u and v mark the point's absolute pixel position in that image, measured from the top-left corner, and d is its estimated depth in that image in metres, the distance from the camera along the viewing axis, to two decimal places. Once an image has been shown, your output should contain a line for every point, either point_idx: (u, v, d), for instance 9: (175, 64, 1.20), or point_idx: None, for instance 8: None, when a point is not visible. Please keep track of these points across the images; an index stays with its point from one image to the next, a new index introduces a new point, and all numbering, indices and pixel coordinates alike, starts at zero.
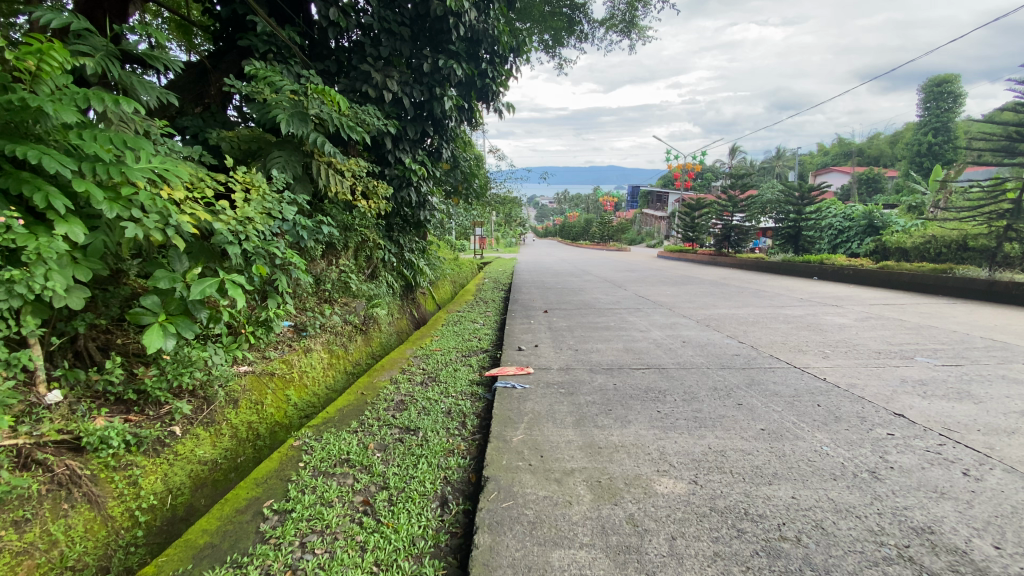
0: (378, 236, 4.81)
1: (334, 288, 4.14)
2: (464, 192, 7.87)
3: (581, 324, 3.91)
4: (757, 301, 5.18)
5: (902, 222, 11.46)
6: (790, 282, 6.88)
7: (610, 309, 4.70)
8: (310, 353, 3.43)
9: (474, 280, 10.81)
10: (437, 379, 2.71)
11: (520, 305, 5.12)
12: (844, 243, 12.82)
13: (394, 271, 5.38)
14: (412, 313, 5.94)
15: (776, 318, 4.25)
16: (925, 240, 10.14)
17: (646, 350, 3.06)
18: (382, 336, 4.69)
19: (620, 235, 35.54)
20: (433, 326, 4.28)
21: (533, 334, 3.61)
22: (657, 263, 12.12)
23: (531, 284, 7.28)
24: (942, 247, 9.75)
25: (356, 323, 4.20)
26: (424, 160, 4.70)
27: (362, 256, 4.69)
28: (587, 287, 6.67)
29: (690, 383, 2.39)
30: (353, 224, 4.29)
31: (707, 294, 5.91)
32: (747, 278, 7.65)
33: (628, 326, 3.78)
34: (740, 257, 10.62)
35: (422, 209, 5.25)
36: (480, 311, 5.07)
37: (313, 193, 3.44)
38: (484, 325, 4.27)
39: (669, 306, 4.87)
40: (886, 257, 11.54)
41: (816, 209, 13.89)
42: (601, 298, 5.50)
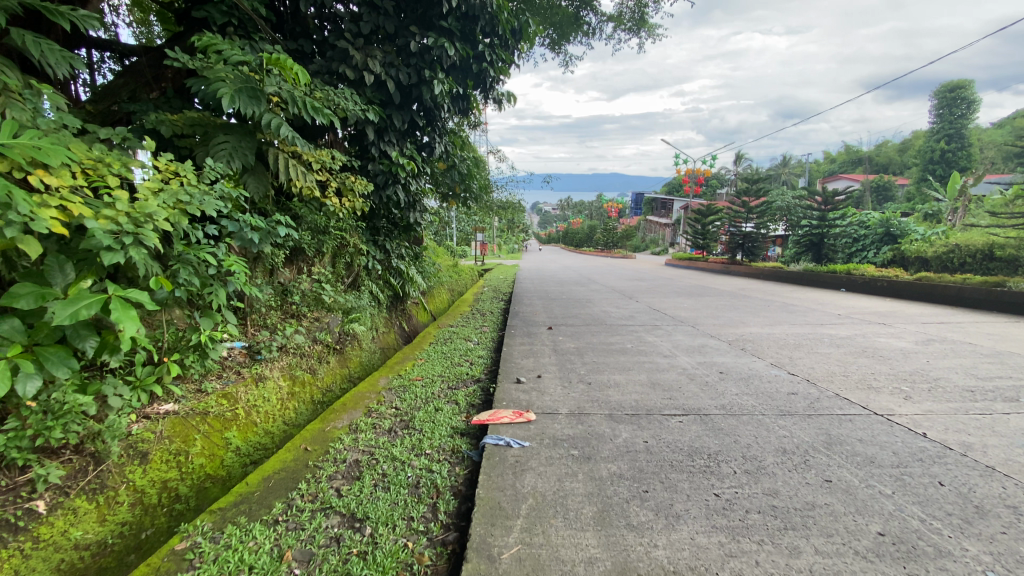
0: (359, 240, 4.22)
1: (304, 301, 3.57)
2: (461, 194, 7.25)
3: (592, 347, 3.29)
4: (791, 318, 4.54)
5: (921, 230, 10.80)
6: (819, 295, 6.23)
7: (624, 326, 4.08)
8: (264, 381, 2.83)
9: (473, 289, 10.15)
10: (410, 427, 2.08)
11: (521, 320, 4.49)
12: (863, 252, 12.15)
13: (380, 279, 4.78)
14: (401, 327, 5.34)
15: (821, 340, 3.61)
16: (948, 249, 9.49)
17: (678, 385, 2.45)
18: (362, 355, 4.08)
19: (623, 242, 34.91)
20: (418, 346, 3.67)
21: (535, 360, 2.99)
22: (667, 271, 11.46)
23: (535, 295, 6.66)
24: (966, 257, 9.10)
25: (329, 341, 3.60)
26: (413, 155, 4.10)
27: (341, 262, 4.11)
28: (596, 299, 6.03)
29: (747, 440, 1.78)
30: (327, 227, 3.69)
31: (731, 308, 5.28)
32: (768, 289, 6.99)
33: (650, 351, 3.16)
34: (755, 266, 9.96)
35: (412, 211, 4.64)
36: (476, 326, 4.48)
37: (268, 188, 2.82)
38: (478, 344, 3.68)
39: (691, 324, 4.24)
40: (905, 266, 10.87)
41: (831, 217, 13.23)
42: (613, 312, 4.89)
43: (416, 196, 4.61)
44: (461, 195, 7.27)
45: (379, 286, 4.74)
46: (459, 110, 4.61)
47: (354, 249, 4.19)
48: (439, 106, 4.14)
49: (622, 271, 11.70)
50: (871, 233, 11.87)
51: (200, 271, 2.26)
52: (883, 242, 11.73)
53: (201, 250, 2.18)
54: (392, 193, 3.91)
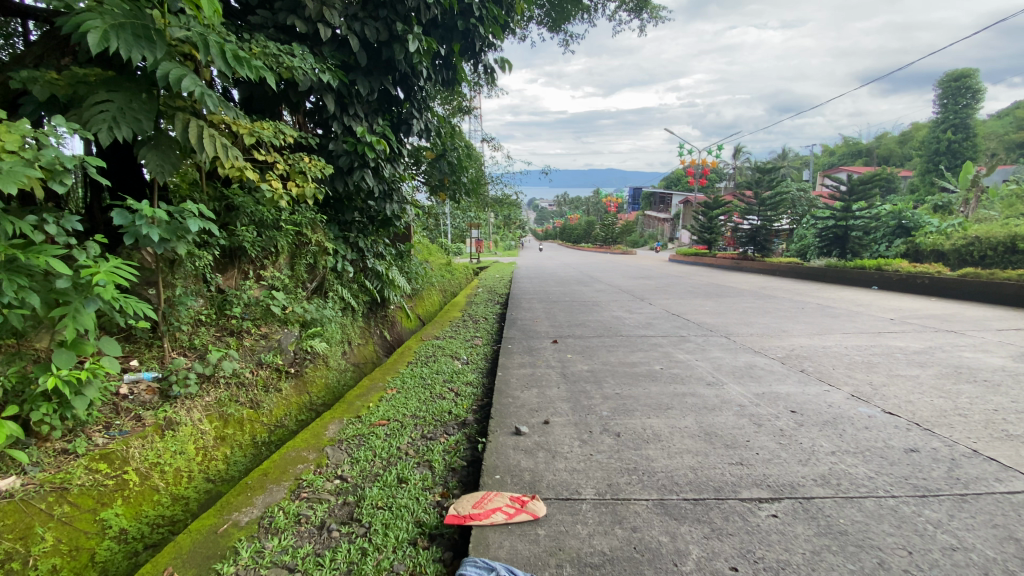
0: (323, 238, 3.50)
1: (249, 315, 2.87)
2: (451, 186, 6.49)
3: (611, 369, 2.56)
4: (840, 325, 3.81)
5: (936, 222, 10.12)
6: (855, 295, 5.49)
7: (645, 337, 3.34)
8: (178, 429, 2.12)
9: (467, 289, 9.38)
10: (355, 518, 1.38)
11: (519, 330, 3.75)
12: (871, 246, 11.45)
13: (353, 283, 4.04)
14: (381, 338, 4.62)
15: (894, 355, 2.89)
16: (967, 242, 8.81)
17: (745, 435, 1.73)
18: (329, 376, 3.37)
19: (623, 237, 34.27)
20: (393, 365, 2.95)
21: (541, 390, 2.26)
22: (674, 268, 10.72)
23: (534, 296, 5.92)
24: (988, 250, 8.41)
25: (283, 363, 2.89)
26: (387, 131, 3.36)
27: (302, 264, 3.39)
28: (604, 302, 5.30)
29: (901, 564, 1.07)
30: (275, 222, 2.96)
31: (761, 311, 4.55)
32: (792, 288, 6.26)
33: (688, 376, 2.43)
34: (770, 261, 9.19)
35: (390, 203, 3.88)
36: (468, 337, 3.78)
37: (173, 169, 2.08)
38: (469, 364, 2.97)
39: (725, 333, 3.52)
40: (920, 261, 10.18)
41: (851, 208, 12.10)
42: (626, 319, 4.15)
43: (394, 185, 3.87)
44: (451, 188, 6.52)
45: (352, 292, 4.01)
46: (443, 82, 3.90)
47: (316, 247, 3.47)
48: (417, 71, 3.42)
49: (625, 269, 10.98)
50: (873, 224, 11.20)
51: (44, 283, 1.55)
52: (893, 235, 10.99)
53: (44, 252, 1.47)
54: (361, 179, 3.18)
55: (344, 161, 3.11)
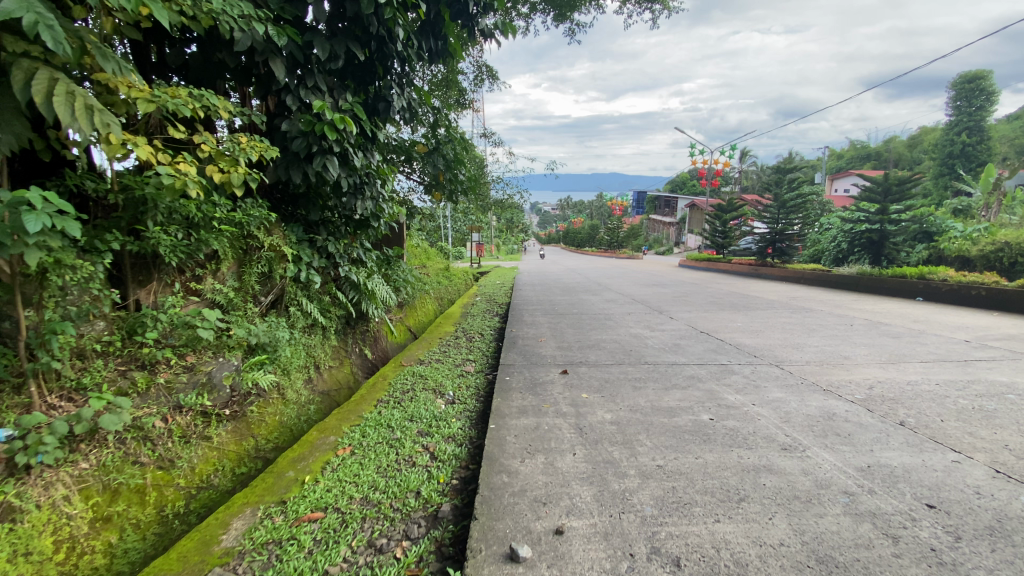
0: (278, 242, 2.84)
1: (177, 338, 2.26)
2: (447, 184, 5.84)
3: (643, 421, 1.88)
4: (910, 349, 3.12)
5: (958, 227, 9.41)
6: (905, 308, 4.79)
7: (677, 366, 2.67)
8: (20, 520, 1.51)
9: (466, 296, 8.71)
10: None
11: (520, 354, 3.06)
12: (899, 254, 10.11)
13: (321, 295, 3.37)
14: (359, 357, 3.96)
15: (1008, 398, 2.21)
16: (998, 248, 8.11)
17: (885, 570, 1.06)
18: (285, 414, 2.74)
19: (627, 240, 33.68)
20: (356, 406, 2.28)
21: (549, 458, 1.59)
22: (686, 274, 10.04)
23: (537, 308, 5.24)
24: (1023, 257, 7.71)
25: (213, 406, 2.24)
26: (356, 106, 2.68)
27: (253, 274, 2.76)
28: (617, 315, 4.61)
29: None
30: (208, 221, 2.30)
31: (804, 328, 3.88)
32: (826, 298, 5.56)
33: (752, 434, 1.76)
34: (792, 268, 8.48)
35: (364, 200, 3.18)
36: (456, 363, 3.10)
37: (8, 142, 1.43)
38: (455, 405, 2.29)
39: (774, 360, 2.84)
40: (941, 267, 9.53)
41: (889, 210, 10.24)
42: (647, 338, 3.47)
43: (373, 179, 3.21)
44: (447, 186, 5.83)
45: (322, 305, 3.35)
46: (429, 52, 3.24)
47: (270, 252, 2.82)
48: (394, 35, 2.77)
49: (634, 275, 10.30)
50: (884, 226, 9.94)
51: None
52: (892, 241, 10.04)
53: None
54: (321, 167, 2.53)
55: (298, 145, 2.46)
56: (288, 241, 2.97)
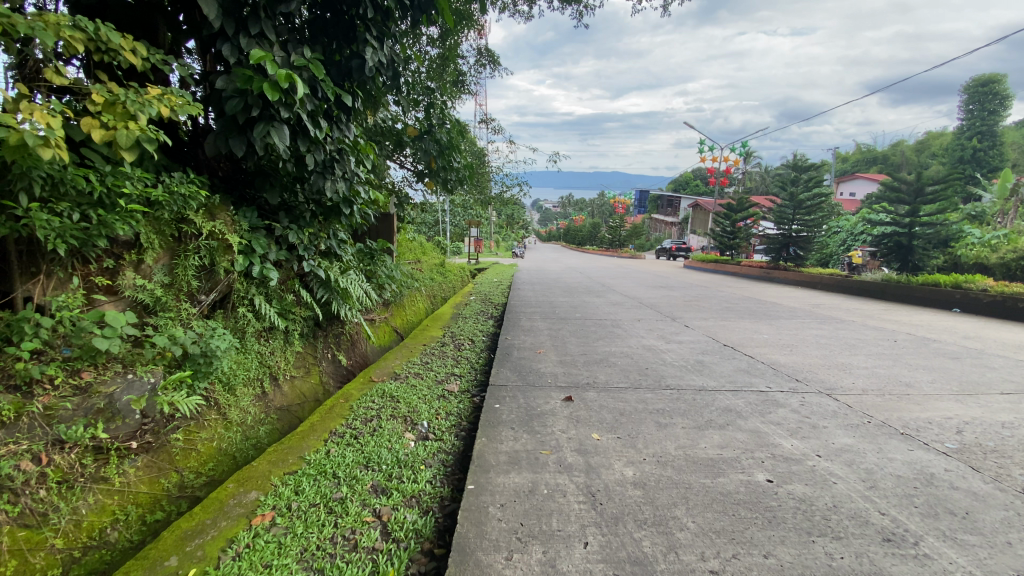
0: (223, 229, 2.34)
1: (77, 353, 1.75)
2: (440, 172, 5.30)
3: (679, 483, 1.37)
4: (978, 375, 2.62)
5: (981, 233, 8.93)
6: (946, 321, 4.28)
7: (708, 394, 2.15)
8: None
9: (460, 293, 8.17)
10: None
11: (513, 369, 2.54)
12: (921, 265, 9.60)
13: (282, 293, 2.86)
14: (330, 364, 3.45)
15: None
16: None
17: None
18: (222, 440, 2.24)
19: (629, 239, 33.14)
20: (298, 442, 1.76)
21: (550, 552, 1.08)
22: (694, 276, 9.52)
23: (536, 310, 4.72)
24: None
25: (112, 438, 1.73)
26: (312, 61, 2.17)
27: (188, 267, 2.25)
28: (625, 321, 4.09)
29: None
30: (113, 198, 1.80)
31: (842, 343, 3.36)
32: (853, 307, 5.06)
33: (834, 512, 1.25)
34: (808, 272, 7.96)
35: (335, 180, 2.60)
36: (438, 378, 2.59)
37: None
38: (427, 441, 1.77)
39: (822, 387, 2.33)
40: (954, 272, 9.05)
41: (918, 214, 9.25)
42: (664, 352, 2.96)
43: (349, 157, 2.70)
44: (441, 174, 5.31)
45: (281, 306, 2.84)
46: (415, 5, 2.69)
47: (212, 241, 2.32)
48: None
49: (639, 276, 9.80)
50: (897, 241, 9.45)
51: None
52: (902, 261, 9.60)
53: None
54: (264, 134, 2.04)
55: (233, 105, 1.98)
56: (236, 228, 2.47)
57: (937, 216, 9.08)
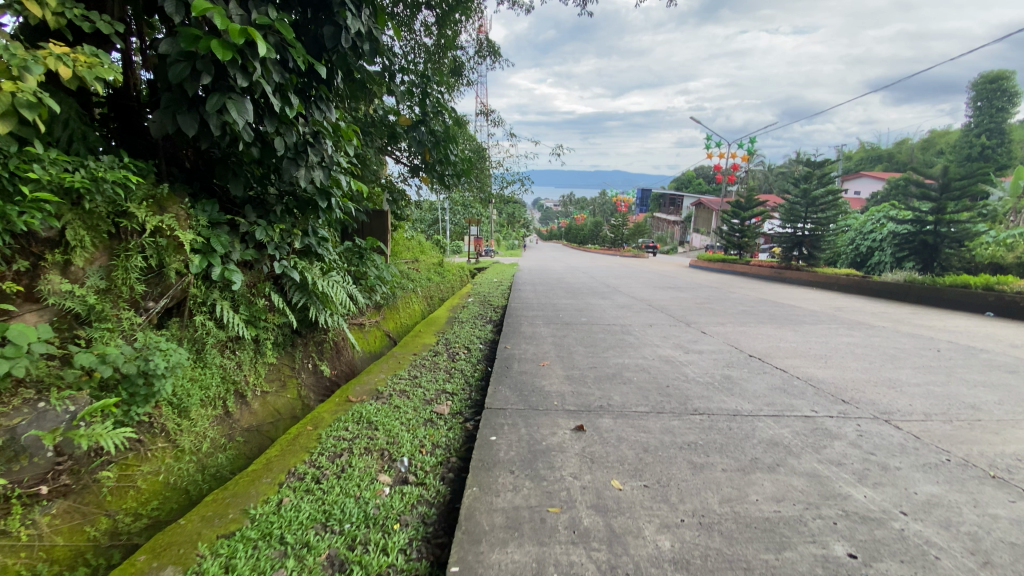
0: (174, 225, 2.00)
1: None
2: (436, 165, 4.96)
3: (733, 560, 1.04)
4: None
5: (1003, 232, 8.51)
6: (987, 327, 3.92)
7: (745, 421, 1.81)
8: None
9: (459, 294, 7.84)
10: None
11: (513, 386, 2.20)
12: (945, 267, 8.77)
13: (251, 298, 2.51)
14: (309, 375, 3.11)
15: None
16: None
17: None
18: (167, 474, 1.92)
19: (632, 238, 32.78)
20: (247, 484, 1.46)
21: None
22: (702, 276, 9.18)
23: (538, 314, 4.38)
24: None
25: (15, 485, 1.46)
26: (277, 21, 1.81)
27: (131, 271, 1.91)
28: (636, 327, 3.74)
29: None
30: (19, 186, 1.49)
31: (880, 353, 3.01)
32: (880, 311, 4.70)
33: None
34: (823, 272, 7.59)
35: (311, 169, 2.21)
36: (427, 397, 2.24)
37: None
38: (405, 487, 1.43)
39: (877, 411, 1.98)
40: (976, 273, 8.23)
41: (944, 210, 8.47)
42: (685, 364, 2.61)
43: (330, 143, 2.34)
44: (437, 167, 4.95)
45: (250, 313, 2.49)
46: None
47: (159, 239, 1.98)
48: None
49: (644, 276, 9.43)
50: (915, 238, 9.00)
51: None
52: (920, 259, 9.13)
53: None
54: (216, 107, 1.69)
55: (177, 71, 1.63)
56: (193, 224, 2.13)
57: (964, 213, 8.32)
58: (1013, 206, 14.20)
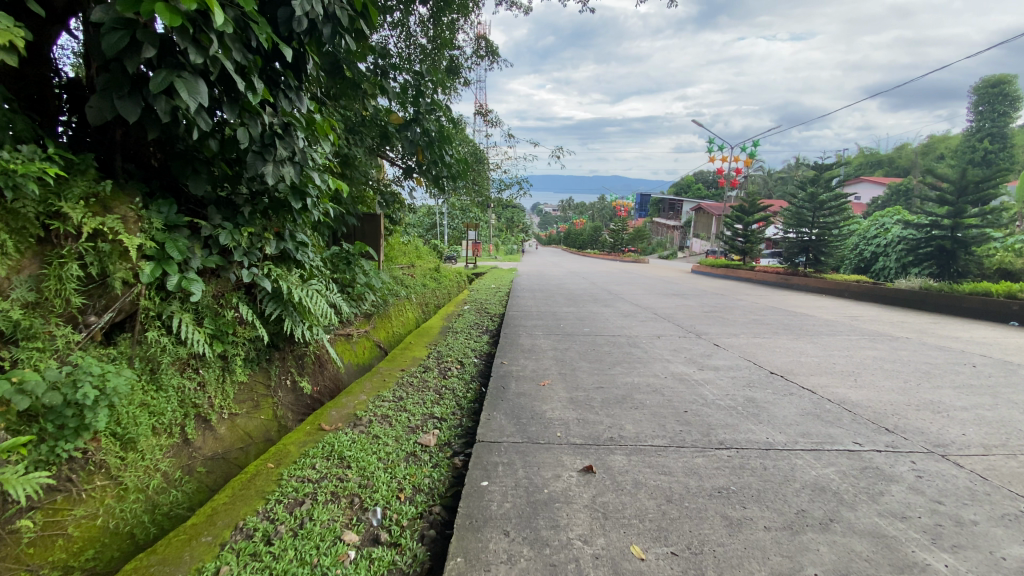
0: (119, 228, 1.74)
1: None
2: (430, 166, 4.70)
3: None
4: None
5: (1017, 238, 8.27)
6: (1017, 339, 3.67)
7: (780, 458, 1.55)
8: None
9: (456, 300, 7.56)
10: None
11: (510, 410, 1.93)
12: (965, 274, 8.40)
13: (218, 310, 2.24)
14: (287, 393, 2.84)
15: None
16: None
17: None
18: (106, 518, 1.66)
19: (631, 243, 32.55)
20: (179, 545, 1.21)
21: None
22: (705, 282, 8.92)
23: (538, 323, 4.11)
24: None
25: None
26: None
27: (66, 281, 1.65)
28: (643, 338, 3.47)
29: None
30: None
31: (912, 369, 2.76)
32: (899, 321, 4.44)
33: None
34: (832, 278, 7.34)
35: (282, 167, 1.96)
36: (411, 424, 1.96)
37: None
38: (374, 551, 1.17)
39: (928, 443, 1.73)
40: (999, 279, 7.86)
41: (965, 213, 8.14)
42: (701, 383, 2.34)
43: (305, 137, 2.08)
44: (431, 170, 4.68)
45: (216, 327, 2.23)
46: None
47: (100, 244, 1.73)
48: None
49: (646, 282, 9.17)
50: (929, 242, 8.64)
51: None
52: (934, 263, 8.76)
53: None
54: (163, 85, 1.40)
55: (114, 42, 1.36)
56: (144, 228, 1.87)
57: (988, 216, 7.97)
58: (1023, 211, 13.89)
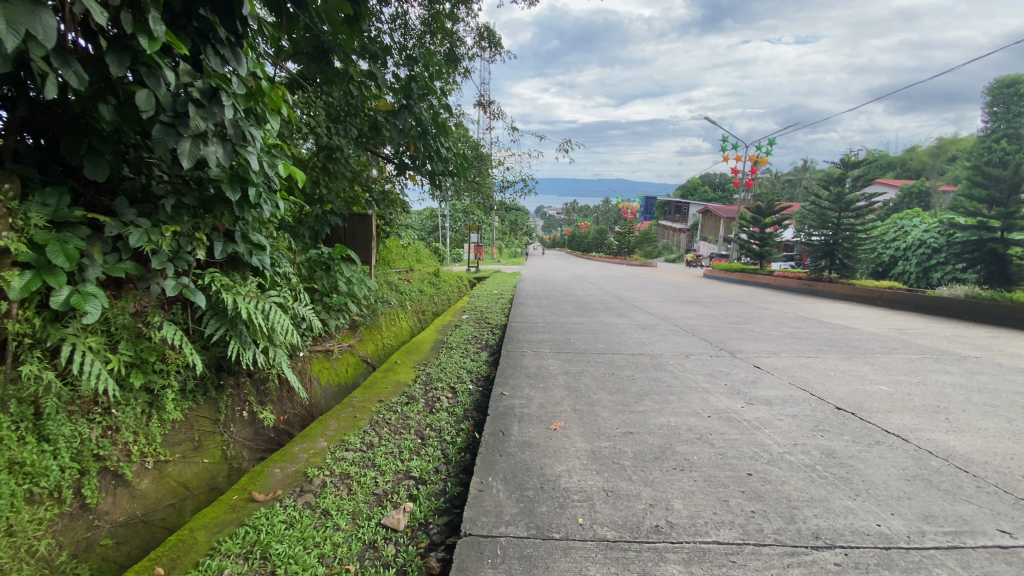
0: None
1: None
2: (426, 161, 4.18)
3: None
4: None
5: None
6: None
7: (914, 570, 1.04)
8: None
9: (455, 305, 7.05)
10: None
11: (511, 471, 1.42)
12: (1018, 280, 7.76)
13: (139, 332, 1.77)
14: (242, 428, 2.35)
15: None
16: None
17: None
18: None
19: (638, 246, 31.98)
20: None
21: None
22: (722, 287, 8.38)
23: (545, 337, 3.59)
24: None
25: None
26: None
27: None
28: (668, 356, 2.95)
29: None
30: None
31: (1011, 403, 2.24)
32: (957, 335, 3.91)
33: None
34: (862, 284, 6.80)
35: (207, 146, 1.47)
36: (378, 490, 1.46)
37: None
38: None
39: None
40: None
41: (1015, 215, 7.53)
42: (757, 425, 1.83)
43: (242, 106, 1.59)
44: (427, 166, 4.19)
45: (136, 354, 1.75)
46: None
47: None
48: None
49: (659, 287, 8.64)
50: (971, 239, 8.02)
51: None
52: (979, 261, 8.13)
53: None
54: None
55: None
56: (15, 226, 1.38)
57: None
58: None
